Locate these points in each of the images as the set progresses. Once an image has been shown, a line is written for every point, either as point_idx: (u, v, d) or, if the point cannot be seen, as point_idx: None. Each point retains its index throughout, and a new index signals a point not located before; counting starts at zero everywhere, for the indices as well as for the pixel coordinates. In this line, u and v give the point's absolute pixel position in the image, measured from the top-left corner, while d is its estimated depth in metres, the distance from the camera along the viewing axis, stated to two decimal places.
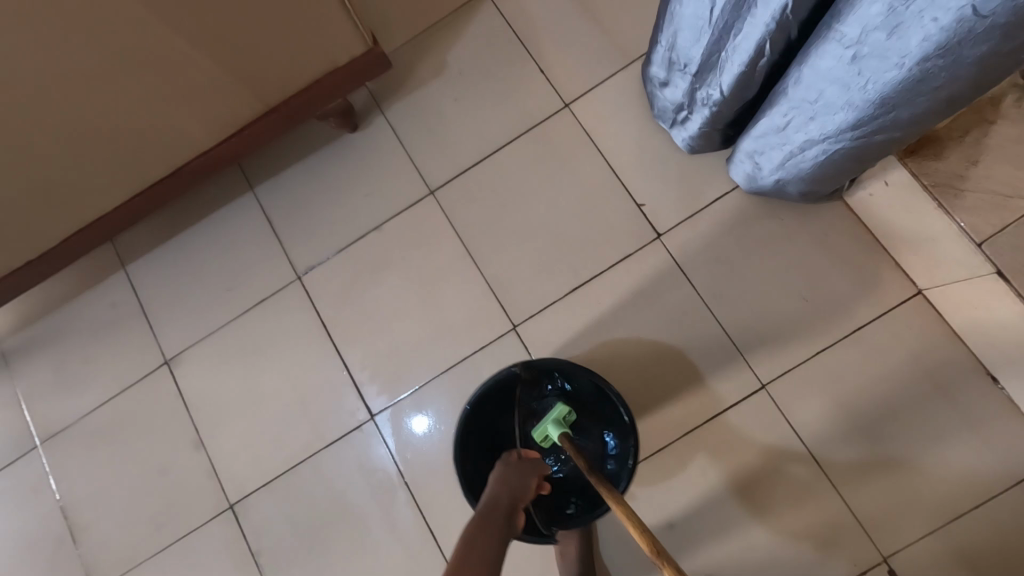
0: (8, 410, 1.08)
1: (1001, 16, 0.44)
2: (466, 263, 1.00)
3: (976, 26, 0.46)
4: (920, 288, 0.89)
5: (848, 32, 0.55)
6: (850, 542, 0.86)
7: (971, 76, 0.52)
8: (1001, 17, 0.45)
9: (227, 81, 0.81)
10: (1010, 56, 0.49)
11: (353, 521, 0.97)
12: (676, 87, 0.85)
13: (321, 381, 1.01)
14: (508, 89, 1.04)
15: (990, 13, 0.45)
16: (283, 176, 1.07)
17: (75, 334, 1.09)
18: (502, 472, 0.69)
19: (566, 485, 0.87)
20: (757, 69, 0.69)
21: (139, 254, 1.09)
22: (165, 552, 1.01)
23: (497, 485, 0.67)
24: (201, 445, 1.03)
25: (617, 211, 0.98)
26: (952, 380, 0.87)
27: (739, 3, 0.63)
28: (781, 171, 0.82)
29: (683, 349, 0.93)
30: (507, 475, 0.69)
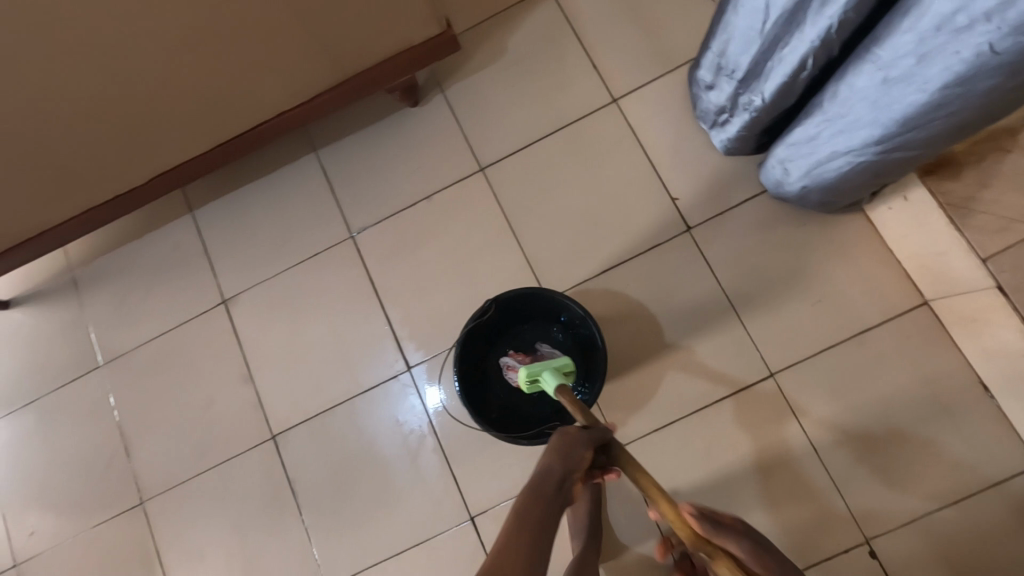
0: (76, 331, 1.17)
1: (1012, 54, 0.52)
2: (507, 237, 1.08)
3: (991, 60, 0.54)
4: (926, 298, 0.96)
5: (883, 56, 0.62)
6: (839, 524, 0.93)
7: (983, 104, 0.60)
8: (1012, 55, 0.52)
9: (316, 52, 0.89)
10: (1018, 89, 0.57)
11: (383, 463, 1.04)
12: (720, 90, 0.93)
13: (365, 332, 1.09)
14: (563, 80, 1.12)
15: (1003, 50, 0.52)
16: (346, 140, 1.15)
17: (140, 267, 1.18)
18: (559, 448, 0.67)
19: (551, 410, 0.91)
20: (798, 81, 0.77)
21: (207, 199, 1.18)
22: (206, 474, 1.09)
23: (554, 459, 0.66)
24: (249, 379, 1.11)
25: (653, 202, 1.06)
26: (948, 386, 0.94)
27: (790, 19, 0.71)
28: (806, 178, 0.89)
29: (702, 334, 1.01)
30: (559, 452, 0.67)
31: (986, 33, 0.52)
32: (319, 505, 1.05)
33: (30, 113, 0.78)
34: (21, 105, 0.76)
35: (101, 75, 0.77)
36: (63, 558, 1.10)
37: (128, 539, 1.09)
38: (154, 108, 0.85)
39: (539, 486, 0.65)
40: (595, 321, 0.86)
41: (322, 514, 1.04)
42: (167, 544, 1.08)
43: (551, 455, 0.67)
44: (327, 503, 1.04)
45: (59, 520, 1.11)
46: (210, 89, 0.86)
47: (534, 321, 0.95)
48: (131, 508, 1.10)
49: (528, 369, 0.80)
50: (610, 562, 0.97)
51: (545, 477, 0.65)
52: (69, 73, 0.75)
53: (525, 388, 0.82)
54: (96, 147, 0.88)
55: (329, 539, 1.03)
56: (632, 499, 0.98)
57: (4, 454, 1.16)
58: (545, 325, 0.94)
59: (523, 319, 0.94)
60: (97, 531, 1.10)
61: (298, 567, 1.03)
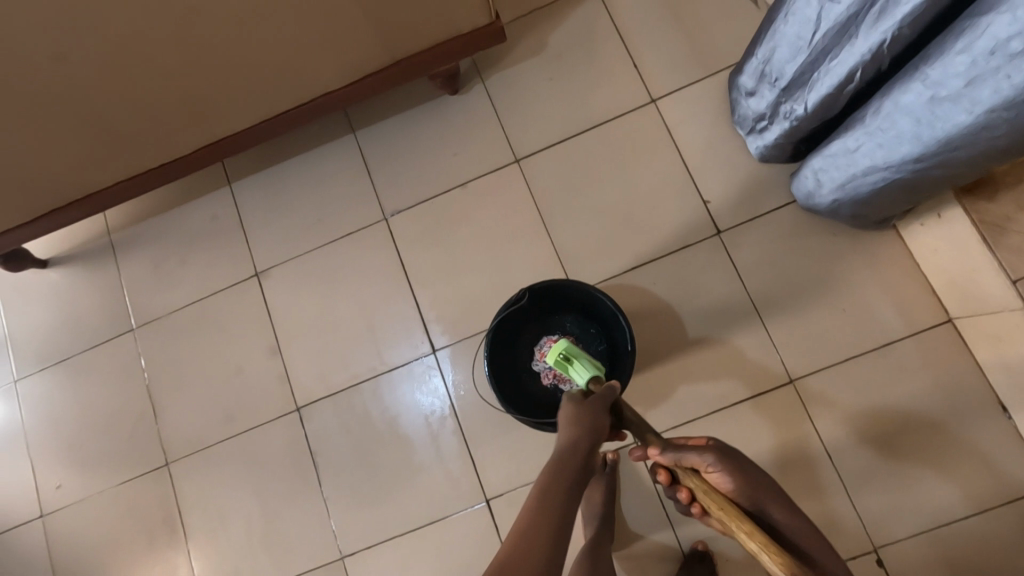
0: (111, 294, 1.20)
1: None
2: (538, 229, 1.10)
3: None
4: (950, 316, 0.97)
5: (932, 74, 0.63)
6: (848, 530, 0.95)
7: None
8: None
9: (366, 36, 0.90)
10: None
11: (403, 441, 1.07)
12: (762, 97, 0.94)
13: (393, 312, 1.11)
14: (603, 77, 1.13)
15: None
16: (385, 123, 1.17)
17: (176, 235, 1.20)
18: (572, 414, 0.71)
19: None
20: (843, 92, 0.78)
21: (245, 173, 1.20)
22: (231, 440, 1.12)
23: (571, 427, 0.70)
24: (277, 352, 1.13)
25: (684, 204, 1.07)
26: (966, 403, 0.96)
27: (842, 31, 0.72)
28: (838, 192, 0.89)
29: (724, 336, 1.02)
30: (579, 420, 0.71)
31: None
32: (338, 477, 1.08)
33: (92, 77, 0.81)
34: (86, 67, 0.79)
35: (163, 44, 0.79)
36: (89, 511, 1.14)
37: (152, 497, 1.12)
38: (206, 80, 0.87)
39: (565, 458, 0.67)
40: (626, 318, 0.88)
41: (341, 487, 1.07)
42: (190, 505, 1.11)
43: (570, 427, 0.70)
44: (347, 475, 1.07)
45: (86, 475, 1.15)
46: (262, 65, 0.88)
47: (563, 313, 0.97)
48: (156, 468, 1.13)
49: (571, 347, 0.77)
50: (621, 551, 0.99)
51: (569, 452, 0.68)
52: (133, 40, 0.77)
53: (552, 356, 0.79)
54: (149, 115, 0.90)
55: (347, 510, 1.06)
56: (645, 493, 1.00)
57: (37, 407, 1.19)
58: (573, 318, 0.96)
59: (552, 310, 0.97)
60: (122, 487, 1.14)
61: (315, 535, 1.06)
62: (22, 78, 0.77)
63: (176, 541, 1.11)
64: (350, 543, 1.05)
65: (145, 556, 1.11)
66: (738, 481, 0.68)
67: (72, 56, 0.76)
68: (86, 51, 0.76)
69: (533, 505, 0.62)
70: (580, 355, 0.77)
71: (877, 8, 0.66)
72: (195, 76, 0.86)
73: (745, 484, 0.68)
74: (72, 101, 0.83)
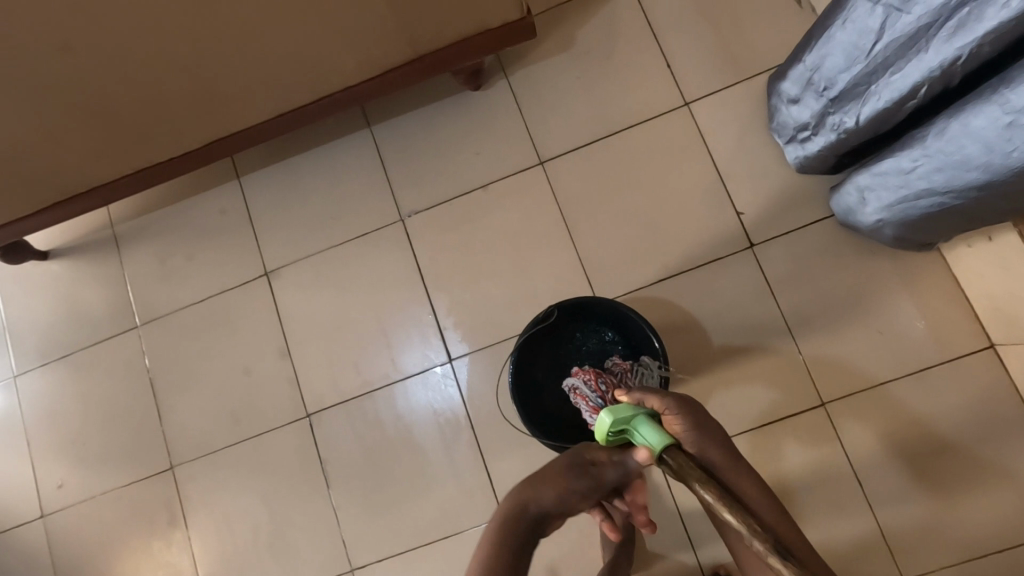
0: (115, 289, 1.16)
1: None
2: (562, 236, 1.05)
3: None
4: (992, 341, 0.93)
5: (1012, 99, 0.57)
6: (876, 559, 0.92)
7: None
8: None
9: (391, 30, 0.85)
10: None
11: (416, 452, 1.04)
12: (806, 105, 0.88)
13: (408, 318, 1.07)
14: (634, 77, 1.07)
15: None
16: (404, 119, 1.12)
17: (183, 230, 1.16)
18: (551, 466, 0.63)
19: None
20: (902, 109, 0.72)
21: (255, 167, 1.15)
22: (237, 445, 1.08)
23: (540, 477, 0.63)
24: (287, 355, 1.09)
25: (716, 214, 1.02)
26: (1007, 434, 0.92)
27: (910, 42, 0.66)
28: (885, 212, 0.84)
29: (753, 354, 0.98)
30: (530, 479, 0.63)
31: None
32: (348, 487, 1.04)
33: (100, 68, 0.75)
34: (93, 57, 0.73)
35: (175, 34, 0.73)
36: (91, 512, 1.11)
37: (156, 500, 1.09)
38: (219, 73, 0.82)
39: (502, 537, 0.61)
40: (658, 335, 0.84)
41: (351, 497, 1.04)
42: (196, 509, 1.08)
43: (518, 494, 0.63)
44: (358, 484, 1.04)
45: (89, 475, 1.12)
46: (278, 58, 0.83)
47: (589, 328, 0.93)
48: (160, 470, 1.10)
49: (612, 414, 0.62)
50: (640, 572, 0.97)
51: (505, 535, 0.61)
52: (143, 29, 0.71)
53: (606, 438, 0.63)
54: (158, 108, 0.85)
55: (356, 522, 1.03)
56: (667, 515, 0.97)
57: (37, 404, 1.15)
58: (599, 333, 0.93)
59: (577, 325, 0.93)
60: (125, 489, 1.10)
61: (324, 545, 1.03)
62: (23, 68, 0.72)
63: (180, 545, 1.08)
64: (359, 554, 1.02)
65: (148, 560, 1.08)
66: (694, 420, 0.65)
67: (77, 45, 0.71)
68: (94, 39, 0.71)
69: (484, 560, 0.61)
70: (634, 414, 0.63)
71: (954, 22, 0.60)
72: (208, 68, 0.80)
73: (716, 437, 0.65)
74: (77, 91, 0.78)
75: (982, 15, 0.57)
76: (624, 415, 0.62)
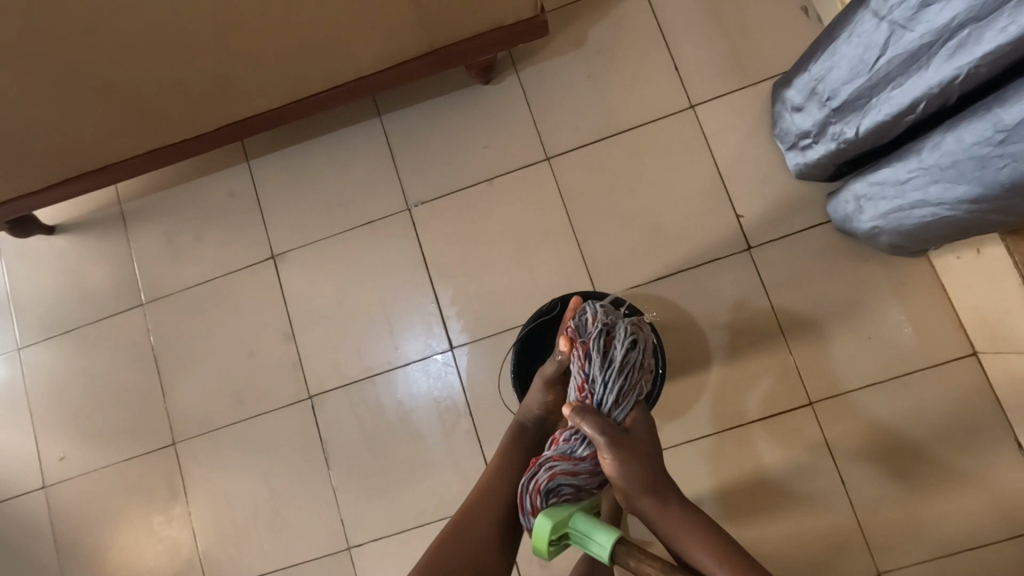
0: (120, 266, 1.17)
1: None
2: (565, 231, 1.07)
3: None
4: (975, 349, 0.97)
5: (1004, 118, 0.59)
6: (854, 553, 0.96)
7: None
8: None
9: (405, 22, 0.86)
10: None
11: (416, 436, 1.06)
12: (809, 114, 0.91)
13: (412, 306, 1.09)
14: (641, 78, 1.10)
15: None
16: (414, 109, 1.13)
17: (191, 210, 1.17)
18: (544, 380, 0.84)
19: None
20: (901, 122, 0.75)
21: (265, 151, 1.16)
22: (239, 424, 1.11)
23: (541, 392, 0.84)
24: (291, 338, 1.11)
25: (717, 216, 1.05)
26: (985, 439, 0.95)
27: (912, 59, 0.69)
28: (881, 220, 0.87)
29: (747, 353, 1.02)
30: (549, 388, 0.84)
31: None
32: (349, 468, 1.07)
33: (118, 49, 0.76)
34: (110, 39, 0.75)
35: (200, 16, 0.74)
36: (93, 486, 1.13)
37: (159, 476, 1.11)
38: (235, 59, 0.83)
39: (517, 437, 0.83)
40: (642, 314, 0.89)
41: (351, 477, 1.07)
42: (196, 488, 1.10)
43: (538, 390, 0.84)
44: (358, 465, 1.07)
45: (91, 448, 1.14)
46: (292, 47, 0.84)
47: None
48: (163, 446, 1.12)
49: (554, 520, 0.68)
50: None
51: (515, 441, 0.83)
52: (161, 13, 0.72)
53: (547, 548, 0.68)
54: (176, 88, 0.86)
55: (355, 501, 1.06)
56: None
57: (40, 377, 1.17)
58: None
59: None
60: (127, 463, 1.12)
61: (322, 523, 1.06)
62: (39, 46, 0.73)
63: (181, 521, 1.10)
64: (356, 533, 1.05)
65: (149, 534, 1.10)
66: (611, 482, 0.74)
67: (96, 27, 0.72)
68: (114, 19, 0.72)
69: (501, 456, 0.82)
70: (571, 512, 0.70)
71: (954, 43, 0.63)
72: (226, 52, 0.82)
73: (633, 478, 0.70)
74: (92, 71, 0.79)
75: (981, 37, 0.60)
76: (563, 517, 0.69)
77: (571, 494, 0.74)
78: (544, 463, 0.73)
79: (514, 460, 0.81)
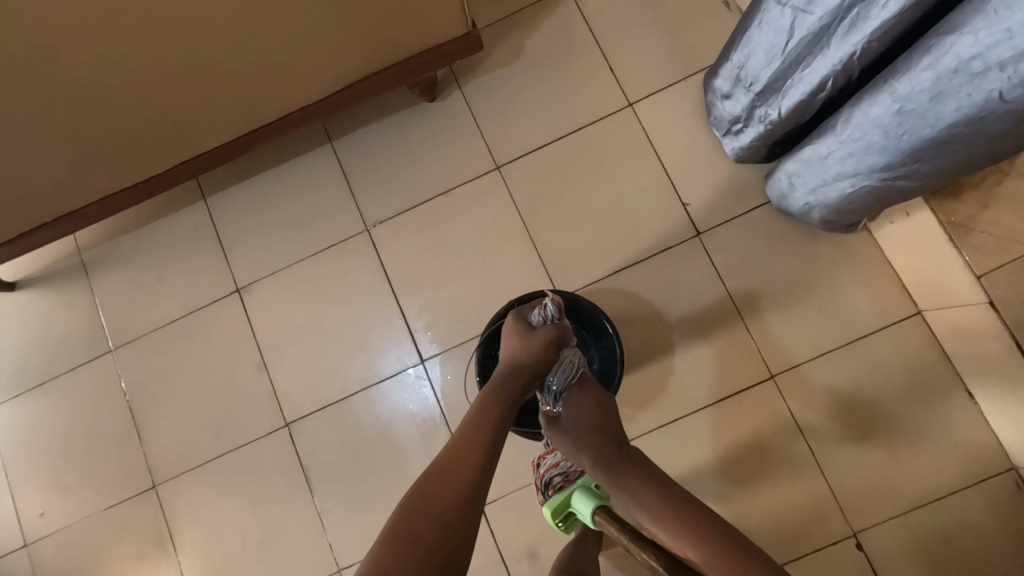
0: (86, 315, 1.17)
1: (1016, 104, 0.55)
2: (521, 235, 1.10)
3: (998, 108, 0.57)
4: (919, 308, 1.02)
5: (901, 88, 0.64)
6: (829, 516, 0.99)
7: (986, 144, 0.62)
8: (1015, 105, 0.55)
9: (341, 49, 0.89)
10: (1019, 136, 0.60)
11: (396, 451, 1.07)
12: (737, 100, 0.95)
13: (380, 322, 1.11)
14: (580, 81, 1.14)
15: (1010, 100, 0.55)
16: (363, 132, 1.16)
17: (152, 252, 1.18)
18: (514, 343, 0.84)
19: None
20: (815, 100, 0.79)
21: (221, 187, 1.18)
22: (219, 459, 1.11)
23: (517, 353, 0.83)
24: (264, 368, 1.12)
25: (665, 206, 1.09)
26: (938, 392, 1.00)
27: (816, 40, 0.73)
28: (811, 196, 0.92)
29: (707, 335, 1.05)
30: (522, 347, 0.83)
31: (998, 80, 0.55)
32: (333, 490, 1.07)
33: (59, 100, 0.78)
34: (49, 91, 0.76)
35: (140, 60, 0.76)
36: (76, 538, 1.12)
37: (142, 521, 1.11)
38: (177, 100, 0.85)
39: (486, 410, 0.74)
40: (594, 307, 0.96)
41: (336, 499, 1.07)
42: (182, 528, 1.10)
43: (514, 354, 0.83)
44: (341, 486, 1.07)
45: (71, 501, 1.13)
46: (233, 82, 0.86)
47: None
48: (144, 490, 1.11)
49: (551, 509, 0.92)
50: (610, 551, 1.02)
51: (486, 411, 0.74)
52: (97, 61, 0.74)
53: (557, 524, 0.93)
54: (125, 131, 0.87)
55: (342, 522, 1.06)
56: None
57: (13, 434, 1.16)
58: None
59: None
60: (109, 511, 1.12)
61: (311, 549, 1.06)
62: None
63: (169, 563, 1.10)
64: (346, 555, 1.05)
65: None
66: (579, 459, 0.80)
67: (34, 81, 0.74)
68: (50, 72, 0.73)
69: (464, 431, 0.72)
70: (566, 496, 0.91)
71: (848, 21, 0.68)
72: (168, 93, 0.84)
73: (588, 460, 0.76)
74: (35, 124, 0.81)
75: (869, 14, 0.64)
76: (557, 504, 0.92)
77: (565, 480, 0.92)
78: (539, 462, 0.95)
79: (482, 434, 0.71)
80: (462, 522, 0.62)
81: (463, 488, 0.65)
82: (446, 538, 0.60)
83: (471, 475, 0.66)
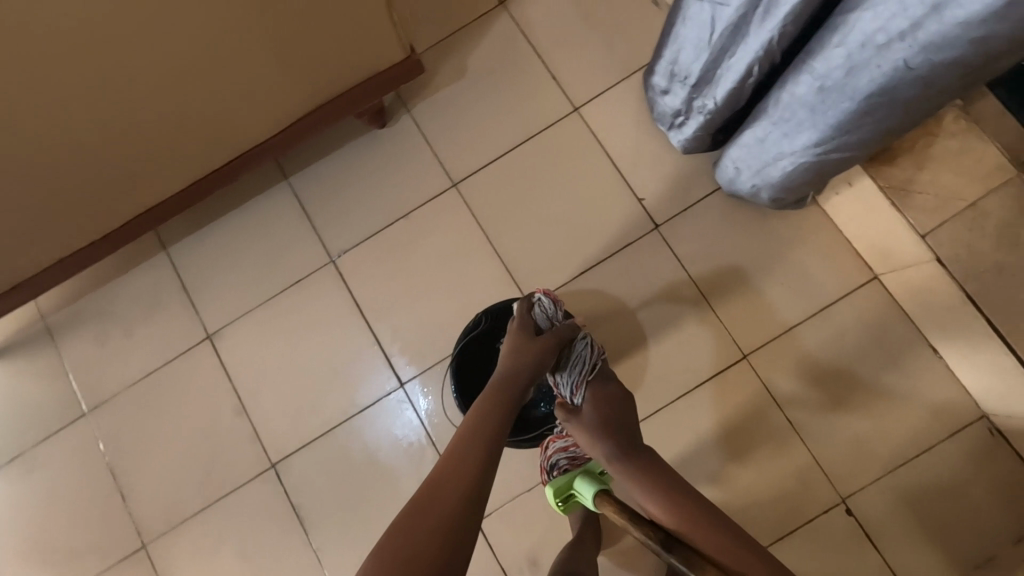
0: (56, 381, 1.15)
1: (921, 69, 0.59)
2: (485, 248, 1.12)
3: (906, 74, 0.60)
4: (876, 273, 1.05)
5: (818, 67, 0.67)
6: (817, 486, 1.01)
7: (901, 110, 0.66)
8: (921, 70, 0.59)
9: (283, 87, 0.90)
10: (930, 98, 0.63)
11: (386, 477, 1.07)
12: (675, 94, 0.98)
13: (355, 351, 1.11)
14: (524, 92, 1.16)
15: (915, 66, 0.59)
16: (318, 165, 1.17)
17: (117, 310, 1.16)
18: (511, 346, 0.83)
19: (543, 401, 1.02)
20: (746, 86, 0.83)
21: (181, 236, 1.17)
22: (208, 510, 1.09)
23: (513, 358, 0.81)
24: (243, 411, 1.11)
25: (621, 204, 1.11)
26: (903, 351, 1.03)
27: (736, 30, 0.77)
28: (757, 178, 0.94)
29: (678, 324, 1.07)
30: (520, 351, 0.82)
31: (902, 50, 0.58)
32: (327, 525, 1.06)
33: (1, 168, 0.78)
34: None
35: (80, 120, 0.77)
36: None
37: None
38: (123, 154, 0.85)
39: (480, 421, 0.74)
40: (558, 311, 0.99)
41: (331, 534, 1.06)
42: None
43: (508, 358, 0.82)
44: (335, 520, 1.06)
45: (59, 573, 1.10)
46: (178, 131, 0.87)
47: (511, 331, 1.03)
48: (133, 552, 1.09)
49: (554, 488, 0.89)
50: (610, 548, 1.03)
51: (484, 419, 0.75)
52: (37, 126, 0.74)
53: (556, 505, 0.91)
54: (74, 192, 0.87)
55: (339, 557, 1.05)
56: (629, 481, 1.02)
57: None
58: None
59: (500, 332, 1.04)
60: None
61: None
62: None
63: None
64: None
65: None
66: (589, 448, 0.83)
67: None
68: None
69: (458, 443, 0.72)
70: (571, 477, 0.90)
71: (762, 8, 0.71)
72: (114, 150, 0.84)
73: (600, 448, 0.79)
74: None
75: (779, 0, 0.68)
76: (562, 485, 0.90)
77: (571, 463, 0.91)
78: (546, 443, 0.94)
79: (478, 443, 0.71)
80: (461, 535, 0.62)
81: (460, 501, 0.65)
82: (445, 551, 0.60)
83: (467, 487, 0.66)
